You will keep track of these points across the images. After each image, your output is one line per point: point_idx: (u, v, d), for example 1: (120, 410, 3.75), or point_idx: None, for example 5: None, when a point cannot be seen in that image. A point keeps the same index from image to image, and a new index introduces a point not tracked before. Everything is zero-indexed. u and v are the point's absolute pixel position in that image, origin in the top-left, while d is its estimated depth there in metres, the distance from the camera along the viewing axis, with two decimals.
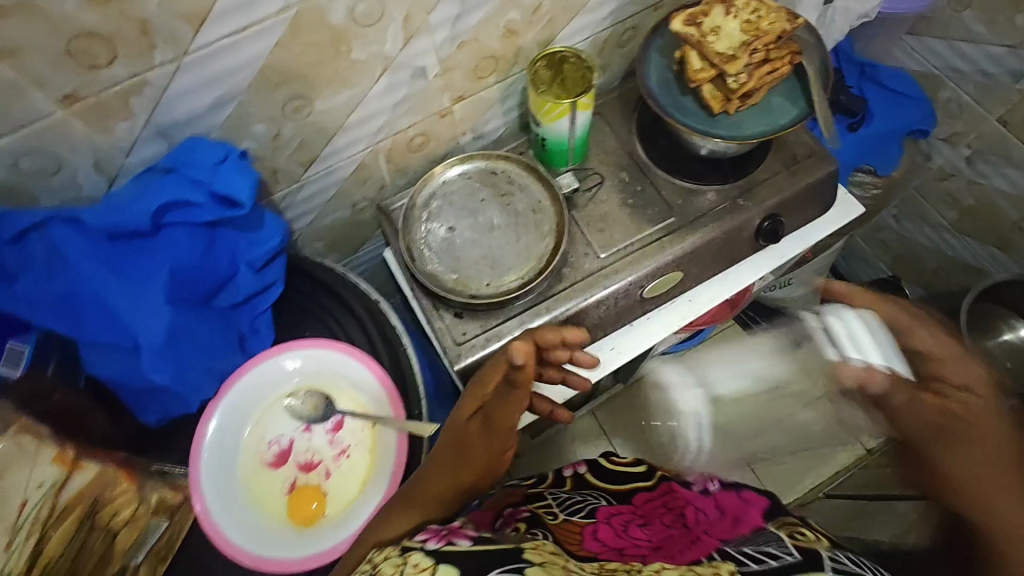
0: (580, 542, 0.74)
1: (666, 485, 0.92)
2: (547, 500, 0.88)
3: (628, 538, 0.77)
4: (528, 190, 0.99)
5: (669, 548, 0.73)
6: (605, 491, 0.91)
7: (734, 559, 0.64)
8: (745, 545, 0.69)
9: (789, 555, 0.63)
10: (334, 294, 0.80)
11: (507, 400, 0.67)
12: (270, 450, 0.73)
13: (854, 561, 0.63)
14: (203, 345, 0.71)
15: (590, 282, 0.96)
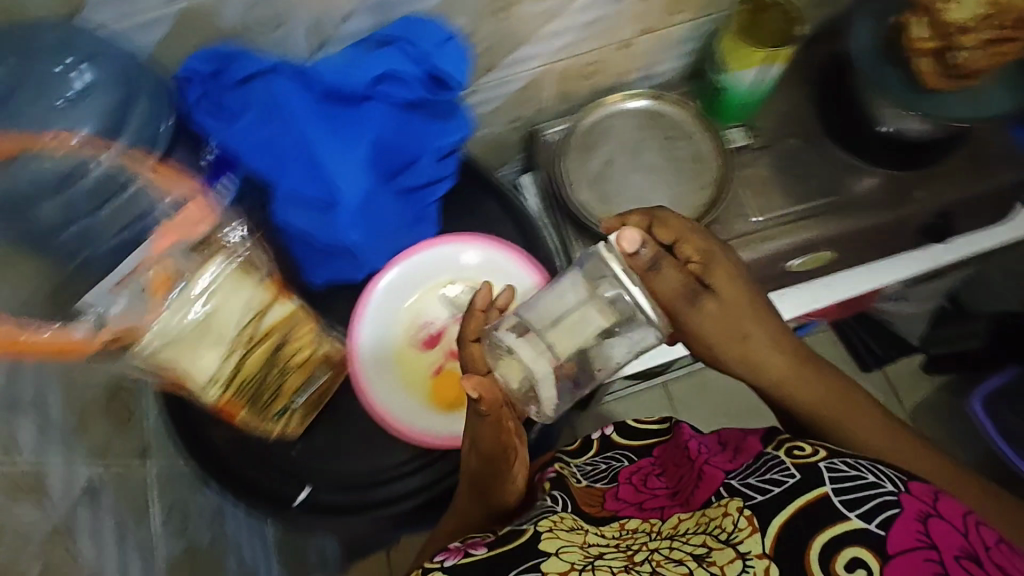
0: (601, 505, 0.66)
1: (686, 432, 0.71)
2: (570, 462, 0.75)
3: (647, 491, 0.67)
4: (692, 138, 0.97)
5: (686, 492, 0.63)
6: (632, 451, 0.76)
7: (742, 494, 0.55)
8: (744, 474, 0.58)
9: (787, 478, 0.53)
10: (499, 198, 0.82)
11: (482, 429, 0.59)
12: (422, 332, 0.77)
13: (854, 466, 0.52)
14: (383, 218, 0.73)
15: (738, 244, 0.94)
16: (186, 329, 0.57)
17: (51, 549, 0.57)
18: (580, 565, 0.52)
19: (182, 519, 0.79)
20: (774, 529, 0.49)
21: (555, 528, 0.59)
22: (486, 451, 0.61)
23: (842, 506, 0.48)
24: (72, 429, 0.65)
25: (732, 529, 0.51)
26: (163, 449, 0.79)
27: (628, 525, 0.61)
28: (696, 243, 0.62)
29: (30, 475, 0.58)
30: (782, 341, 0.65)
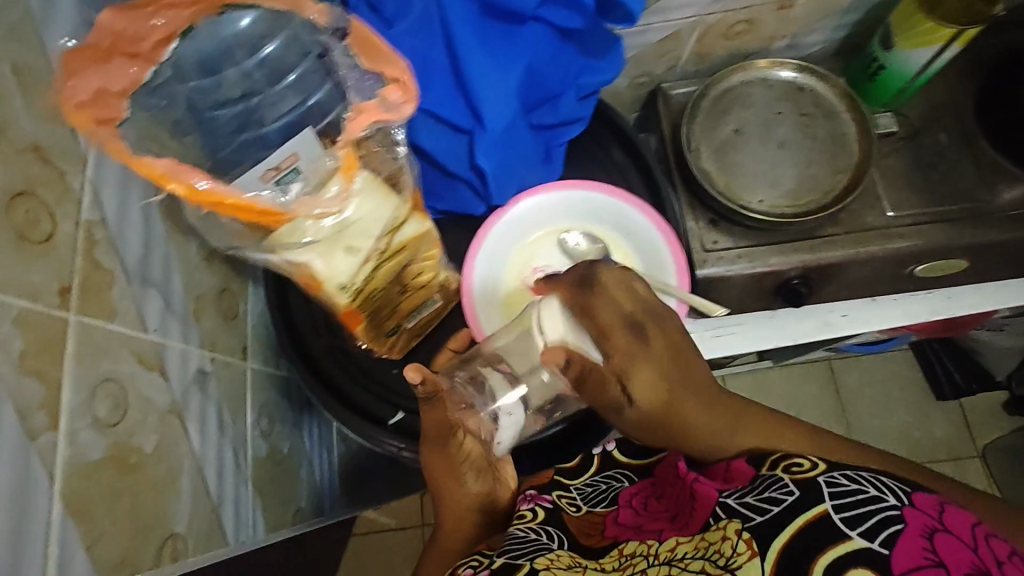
0: (601, 533, 0.60)
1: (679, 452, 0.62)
2: (568, 486, 0.68)
3: (648, 515, 0.60)
4: (834, 117, 0.90)
5: (685, 515, 0.55)
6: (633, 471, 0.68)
7: (739, 514, 0.49)
8: (739, 493, 0.52)
9: (785, 496, 0.48)
10: (628, 149, 0.78)
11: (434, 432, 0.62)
12: (534, 276, 0.73)
13: (855, 480, 0.48)
14: (519, 152, 0.69)
15: (868, 237, 0.88)
16: (341, 226, 0.52)
17: (166, 423, 0.58)
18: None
19: (269, 422, 0.80)
20: (775, 553, 0.45)
21: (552, 566, 0.54)
22: (450, 466, 0.64)
23: (842, 523, 0.44)
24: (189, 314, 0.65)
25: (730, 553, 0.46)
26: (259, 352, 0.80)
27: (628, 549, 0.55)
28: (621, 340, 0.55)
29: (155, 348, 0.58)
30: (679, 362, 0.59)
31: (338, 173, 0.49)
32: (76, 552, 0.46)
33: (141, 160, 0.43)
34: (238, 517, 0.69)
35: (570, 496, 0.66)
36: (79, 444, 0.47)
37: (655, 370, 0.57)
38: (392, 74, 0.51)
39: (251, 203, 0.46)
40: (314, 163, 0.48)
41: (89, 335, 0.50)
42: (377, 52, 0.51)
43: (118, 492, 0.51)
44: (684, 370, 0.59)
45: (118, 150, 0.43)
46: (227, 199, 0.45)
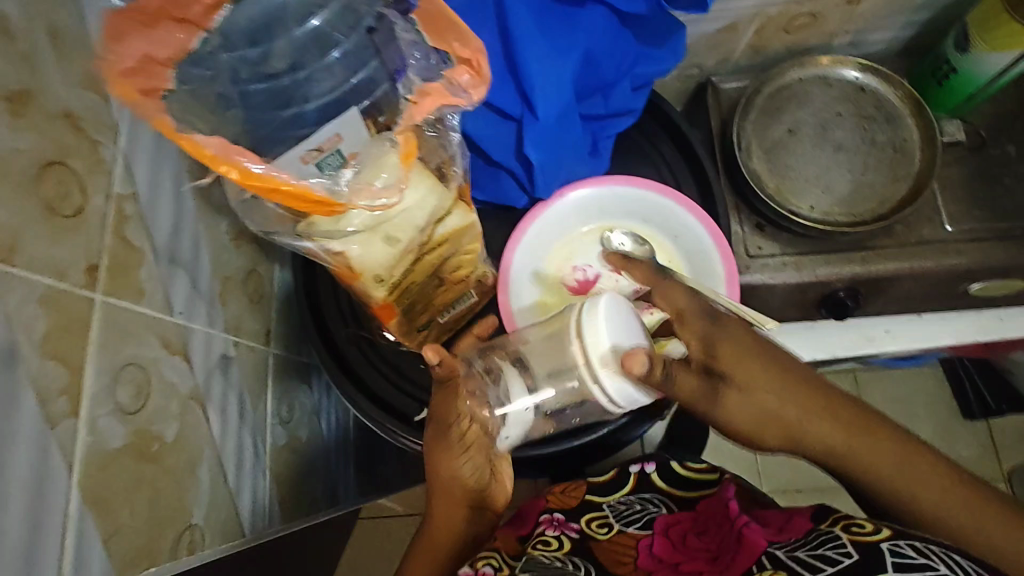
0: (633, 562, 0.61)
1: (728, 492, 0.64)
2: (600, 507, 0.71)
3: (686, 552, 0.60)
4: (896, 122, 0.85)
5: (725, 559, 0.55)
6: (670, 498, 0.70)
7: (786, 568, 0.48)
8: (791, 546, 0.52)
9: (843, 557, 0.46)
10: (679, 144, 0.74)
11: (445, 415, 0.59)
12: (573, 275, 0.70)
13: (923, 552, 0.45)
14: (570, 144, 0.65)
15: (924, 251, 0.83)
16: (385, 216, 0.50)
17: (188, 410, 0.56)
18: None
19: (288, 410, 0.78)
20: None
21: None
22: (453, 467, 0.60)
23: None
24: (215, 297, 0.63)
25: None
26: (282, 337, 0.77)
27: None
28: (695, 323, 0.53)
29: (179, 332, 0.56)
30: (779, 369, 0.52)
31: (394, 158, 0.48)
32: (94, 545, 0.43)
33: (189, 137, 0.41)
34: (254, 508, 0.66)
35: (603, 516, 0.69)
36: (99, 431, 0.45)
37: (752, 366, 0.52)
38: (462, 53, 0.50)
39: (310, 190, 0.45)
40: (375, 149, 0.47)
41: (114, 316, 0.48)
42: (448, 27, 0.49)
43: (138, 483, 0.49)
44: (791, 381, 0.52)
45: (162, 124, 0.41)
46: (282, 185, 0.44)
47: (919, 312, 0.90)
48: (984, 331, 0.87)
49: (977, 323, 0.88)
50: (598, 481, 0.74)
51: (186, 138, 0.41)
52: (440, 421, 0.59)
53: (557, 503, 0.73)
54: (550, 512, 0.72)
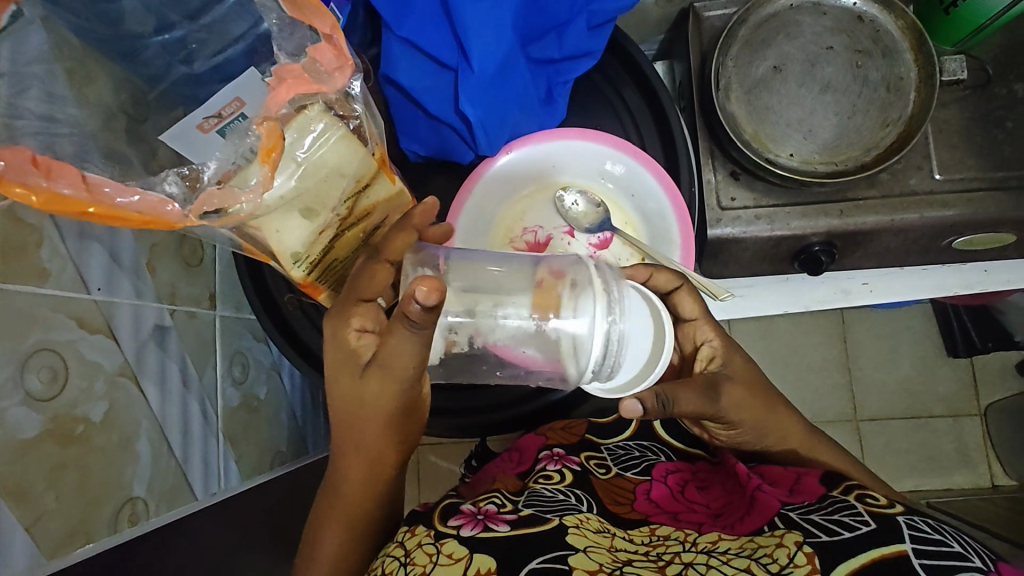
0: (630, 505, 0.67)
1: (733, 458, 0.71)
2: (599, 448, 0.78)
3: (685, 503, 0.67)
4: (892, 57, 0.77)
5: (730, 517, 0.62)
6: (670, 449, 0.79)
7: (802, 529, 0.54)
8: (804, 509, 0.58)
9: (861, 524, 0.53)
10: (644, 90, 0.68)
11: (399, 353, 0.48)
12: (523, 238, 0.68)
13: (934, 529, 0.52)
14: (515, 95, 0.59)
15: (907, 203, 0.77)
16: (302, 189, 0.45)
17: (117, 387, 0.55)
18: (609, 568, 0.50)
19: (242, 370, 0.77)
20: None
21: (581, 526, 0.58)
22: (394, 426, 0.56)
23: (920, 567, 0.47)
24: (141, 267, 0.60)
25: (786, 562, 0.50)
26: (230, 298, 0.75)
27: (659, 531, 0.60)
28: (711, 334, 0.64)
29: (99, 309, 0.53)
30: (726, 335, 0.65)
31: (255, 161, 0.42)
32: (14, 534, 0.44)
33: None
34: (206, 470, 0.67)
35: (601, 458, 0.76)
36: (10, 421, 0.44)
37: (751, 371, 0.66)
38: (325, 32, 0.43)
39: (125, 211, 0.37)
40: (234, 147, 0.42)
41: (12, 304, 0.45)
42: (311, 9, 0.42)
43: (62, 468, 0.49)
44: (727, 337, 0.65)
45: None
46: (92, 208, 0.36)
47: (901, 265, 0.88)
48: (964, 285, 0.87)
49: (962, 277, 0.88)
50: (601, 422, 0.82)
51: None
52: (387, 368, 0.49)
53: (558, 438, 0.79)
54: (550, 449, 0.78)
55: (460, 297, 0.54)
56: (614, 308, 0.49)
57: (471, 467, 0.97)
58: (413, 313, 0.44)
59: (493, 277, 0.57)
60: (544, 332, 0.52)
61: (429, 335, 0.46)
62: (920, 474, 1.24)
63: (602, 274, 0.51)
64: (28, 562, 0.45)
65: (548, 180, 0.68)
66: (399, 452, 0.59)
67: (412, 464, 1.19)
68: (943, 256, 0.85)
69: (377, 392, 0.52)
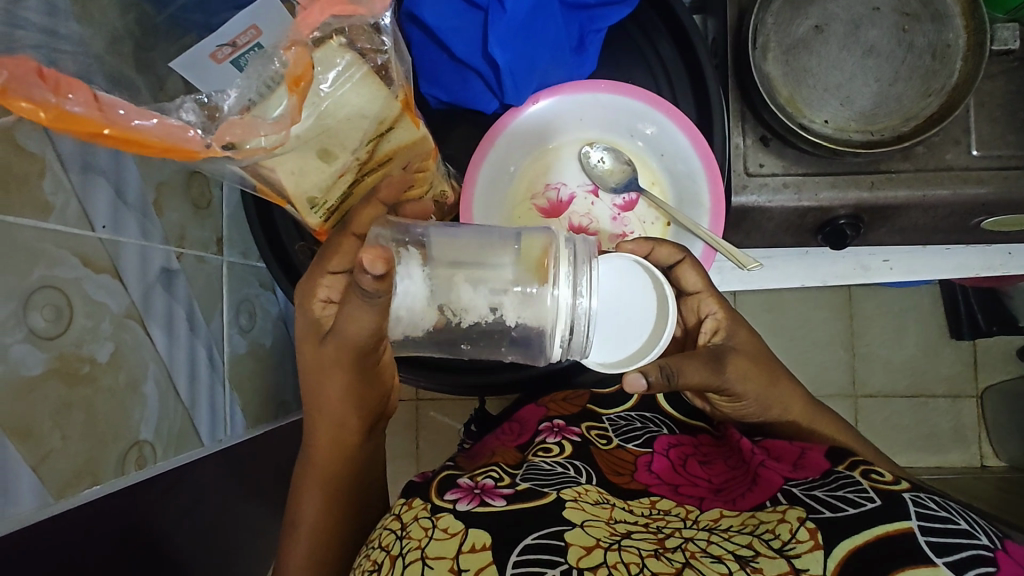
0: (630, 476, 0.67)
1: (736, 435, 0.71)
2: (600, 419, 0.78)
3: (686, 475, 0.67)
4: (941, 22, 0.73)
5: (731, 492, 0.62)
6: (673, 422, 0.79)
7: (805, 504, 0.54)
8: (808, 485, 0.58)
9: (866, 501, 0.53)
10: (680, 43, 0.64)
11: (355, 316, 0.50)
12: (544, 196, 0.65)
13: (941, 506, 0.52)
14: (543, 42, 0.56)
15: (941, 178, 0.74)
16: (320, 128, 0.42)
17: (125, 328, 0.53)
18: (607, 543, 0.51)
19: (249, 318, 0.76)
20: (840, 553, 0.49)
21: (579, 499, 0.59)
22: (355, 391, 0.58)
23: (925, 545, 0.47)
24: (148, 206, 0.57)
25: (789, 538, 0.51)
26: (237, 244, 0.73)
27: (659, 504, 0.61)
28: (718, 307, 0.63)
29: (105, 248, 0.51)
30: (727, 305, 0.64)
31: (284, 85, 0.39)
32: (19, 472, 0.43)
33: None
34: (214, 416, 0.67)
35: (602, 429, 0.76)
36: (15, 358, 0.43)
37: (760, 349, 0.65)
38: None
39: (147, 138, 0.34)
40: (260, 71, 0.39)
41: (13, 237, 0.42)
42: None
43: (70, 407, 0.47)
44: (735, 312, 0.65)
45: None
46: (107, 129, 0.33)
47: (923, 245, 0.86)
48: (985, 268, 0.86)
49: (983, 259, 0.86)
50: (602, 394, 0.83)
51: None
52: (345, 334, 0.52)
53: (559, 410, 0.79)
54: (550, 420, 0.78)
55: (443, 274, 0.51)
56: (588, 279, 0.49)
57: (469, 432, 0.98)
58: (366, 283, 0.44)
59: (481, 249, 0.54)
60: (529, 292, 0.50)
61: (380, 305, 0.48)
62: (913, 452, 1.25)
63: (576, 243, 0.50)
64: (35, 502, 0.45)
65: (573, 134, 0.65)
66: (363, 419, 0.61)
67: (413, 419, 1.19)
68: (967, 237, 0.83)
69: (335, 355, 0.54)
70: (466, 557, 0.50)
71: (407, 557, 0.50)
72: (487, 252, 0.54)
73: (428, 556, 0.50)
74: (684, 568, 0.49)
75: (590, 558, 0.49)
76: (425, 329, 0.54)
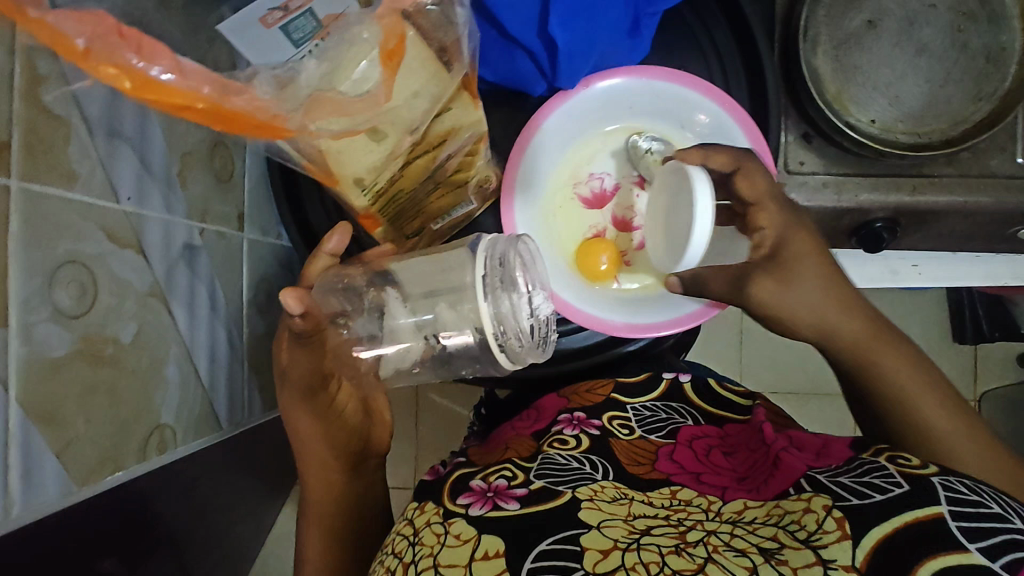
0: (651, 464, 0.59)
1: (762, 417, 0.63)
2: (624, 407, 0.68)
3: (709, 465, 0.59)
4: (997, 25, 0.71)
5: (756, 480, 0.54)
6: (700, 413, 0.68)
7: (830, 492, 0.46)
8: (834, 472, 0.50)
9: (893, 486, 0.44)
10: (739, 34, 0.62)
11: (297, 357, 0.53)
12: (587, 186, 0.65)
13: (972, 489, 0.43)
14: (600, 20, 0.53)
15: (984, 185, 0.72)
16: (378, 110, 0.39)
17: (147, 307, 0.50)
18: (624, 542, 0.44)
19: (266, 298, 0.72)
20: (871, 541, 0.41)
21: (594, 498, 0.51)
22: (323, 425, 0.57)
23: (960, 532, 0.40)
24: (172, 177, 0.54)
25: (814, 528, 0.44)
26: (257, 221, 0.70)
27: (680, 495, 0.53)
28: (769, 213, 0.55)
29: (129, 222, 0.48)
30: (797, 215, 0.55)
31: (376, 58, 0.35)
32: (43, 459, 0.40)
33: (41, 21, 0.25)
34: (230, 399, 0.65)
35: (625, 418, 0.67)
36: (37, 340, 0.39)
37: (815, 294, 0.54)
38: None
39: (241, 113, 0.31)
40: (344, 39, 0.35)
41: (39, 208, 0.39)
42: None
43: (94, 389, 0.45)
44: None
45: (60, 42, 0.26)
46: (199, 103, 0.30)
47: (954, 250, 0.85)
48: (1013, 276, 0.85)
49: (1008, 267, 0.85)
50: (630, 381, 0.71)
51: (39, 22, 0.25)
52: (290, 377, 0.55)
53: (580, 401, 0.69)
54: (570, 412, 0.68)
55: (418, 306, 0.50)
56: (495, 286, 0.46)
57: (479, 416, 0.86)
58: (296, 325, 0.50)
59: (444, 267, 0.50)
60: (459, 290, 0.48)
61: (315, 346, 0.52)
62: None
63: (487, 244, 0.47)
64: (58, 489, 0.42)
65: (622, 121, 0.64)
66: (342, 453, 0.59)
67: (413, 401, 1.17)
68: (997, 244, 0.81)
69: (289, 396, 0.56)
70: (479, 564, 0.46)
71: (419, 566, 0.46)
72: (450, 267, 0.50)
73: (440, 564, 0.46)
74: (708, 565, 0.41)
75: (607, 562, 0.43)
76: (415, 358, 0.53)
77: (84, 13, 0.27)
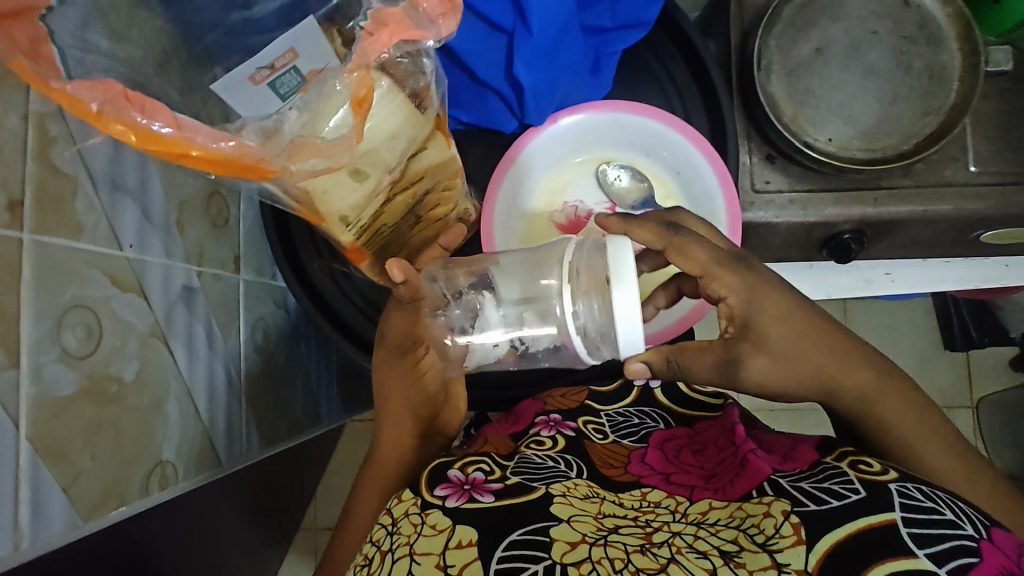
0: (623, 467, 0.60)
1: (734, 417, 0.64)
2: (597, 414, 0.70)
3: (678, 465, 0.60)
4: (937, 46, 0.76)
5: (723, 479, 0.55)
6: (670, 415, 0.71)
7: (791, 496, 0.48)
8: (796, 476, 0.51)
9: (850, 493, 0.46)
10: (694, 67, 0.67)
11: (398, 318, 0.58)
12: (564, 212, 0.68)
13: (928, 496, 0.46)
14: (564, 63, 0.57)
15: (941, 194, 0.76)
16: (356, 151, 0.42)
17: (149, 347, 0.53)
18: (591, 538, 0.46)
19: (263, 335, 0.75)
20: (825, 546, 0.43)
21: (568, 494, 0.53)
22: (413, 387, 0.63)
23: (909, 537, 0.42)
24: (171, 225, 0.57)
25: (772, 533, 0.45)
26: (252, 262, 0.73)
27: (650, 496, 0.54)
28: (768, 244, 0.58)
29: (131, 267, 0.51)
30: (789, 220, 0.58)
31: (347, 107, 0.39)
32: (52, 494, 0.43)
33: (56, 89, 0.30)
34: (230, 433, 0.67)
35: (599, 423, 0.68)
36: (46, 380, 0.42)
37: None
38: None
39: (225, 155, 0.35)
40: (319, 90, 0.39)
41: (48, 256, 0.43)
42: None
43: (99, 427, 0.47)
44: None
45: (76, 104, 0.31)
46: (195, 150, 0.33)
47: (925, 256, 0.88)
48: (984, 279, 0.88)
49: (979, 270, 0.88)
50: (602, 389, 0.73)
51: (59, 90, 0.31)
52: (386, 339, 0.60)
53: (557, 404, 0.70)
54: (546, 414, 0.69)
55: (512, 308, 0.55)
56: (584, 288, 0.50)
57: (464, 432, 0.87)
58: (400, 292, 0.56)
59: (534, 272, 0.56)
60: (547, 294, 0.53)
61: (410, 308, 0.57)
62: None
63: (575, 248, 0.51)
64: (65, 523, 0.44)
65: (593, 152, 0.68)
66: (417, 419, 0.65)
67: None
68: (964, 248, 0.85)
69: (381, 361, 0.61)
70: (451, 552, 0.46)
71: (395, 553, 0.47)
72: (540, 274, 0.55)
73: (415, 552, 0.47)
74: (669, 565, 0.43)
75: (573, 553, 0.44)
76: (499, 352, 0.58)
77: (90, 83, 0.32)
